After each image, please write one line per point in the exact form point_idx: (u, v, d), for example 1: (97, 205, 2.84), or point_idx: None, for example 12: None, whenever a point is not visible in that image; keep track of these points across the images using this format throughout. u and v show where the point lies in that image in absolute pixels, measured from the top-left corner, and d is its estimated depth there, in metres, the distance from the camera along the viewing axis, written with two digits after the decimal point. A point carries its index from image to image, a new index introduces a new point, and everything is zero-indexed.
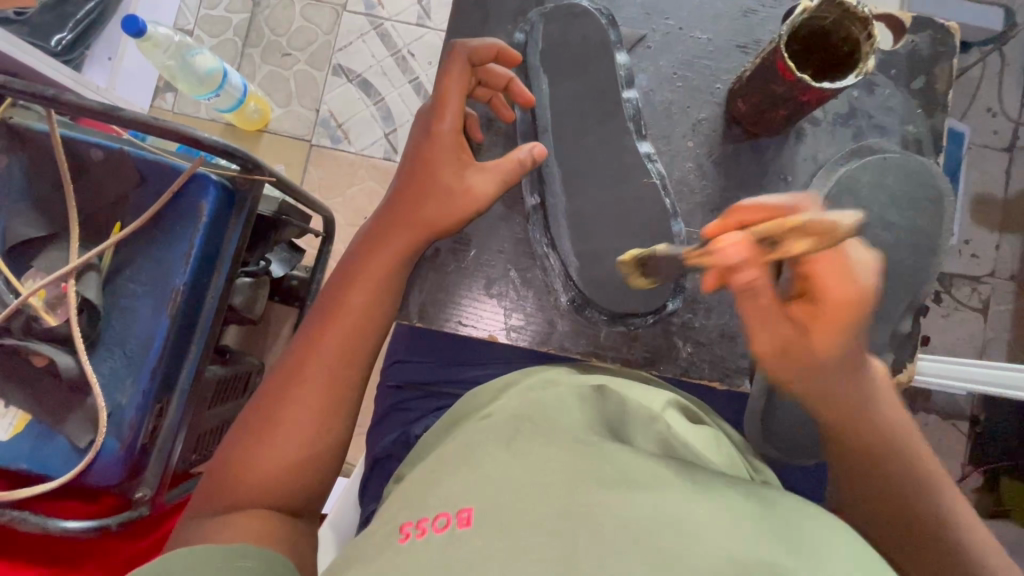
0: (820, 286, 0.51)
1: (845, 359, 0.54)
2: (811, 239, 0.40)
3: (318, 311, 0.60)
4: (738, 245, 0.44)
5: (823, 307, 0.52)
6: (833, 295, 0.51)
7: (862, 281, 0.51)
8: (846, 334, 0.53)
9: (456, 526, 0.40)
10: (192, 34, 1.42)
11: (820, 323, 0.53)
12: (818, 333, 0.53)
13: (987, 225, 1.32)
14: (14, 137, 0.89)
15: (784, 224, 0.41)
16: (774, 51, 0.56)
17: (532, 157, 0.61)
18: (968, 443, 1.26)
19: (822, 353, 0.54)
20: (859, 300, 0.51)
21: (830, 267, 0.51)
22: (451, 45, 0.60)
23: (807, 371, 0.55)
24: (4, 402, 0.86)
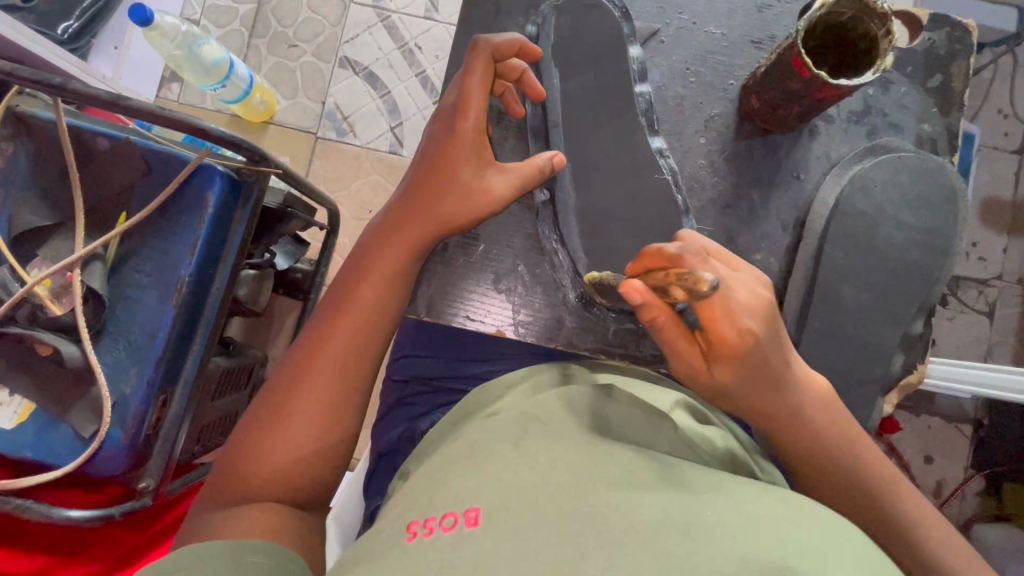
0: (716, 317, 0.49)
1: (750, 387, 0.53)
2: (685, 288, 0.45)
3: (331, 304, 0.59)
4: (640, 291, 0.49)
5: (715, 346, 0.51)
6: (721, 335, 0.50)
7: (746, 321, 0.50)
8: (739, 367, 0.52)
9: (464, 526, 0.40)
10: (198, 24, 1.42)
11: (716, 358, 0.52)
12: (717, 367, 0.52)
13: (995, 227, 1.31)
14: (20, 125, 0.88)
15: (667, 275, 0.46)
16: (790, 46, 0.55)
17: (552, 166, 0.60)
18: (970, 445, 1.25)
19: (748, 375, 0.53)
20: (748, 339, 0.50)
21: (717, 310, 0.49)
22: (476, 40, 0.59)
23: (719, 398, 0.55)
24: (9, 391, 0.86)
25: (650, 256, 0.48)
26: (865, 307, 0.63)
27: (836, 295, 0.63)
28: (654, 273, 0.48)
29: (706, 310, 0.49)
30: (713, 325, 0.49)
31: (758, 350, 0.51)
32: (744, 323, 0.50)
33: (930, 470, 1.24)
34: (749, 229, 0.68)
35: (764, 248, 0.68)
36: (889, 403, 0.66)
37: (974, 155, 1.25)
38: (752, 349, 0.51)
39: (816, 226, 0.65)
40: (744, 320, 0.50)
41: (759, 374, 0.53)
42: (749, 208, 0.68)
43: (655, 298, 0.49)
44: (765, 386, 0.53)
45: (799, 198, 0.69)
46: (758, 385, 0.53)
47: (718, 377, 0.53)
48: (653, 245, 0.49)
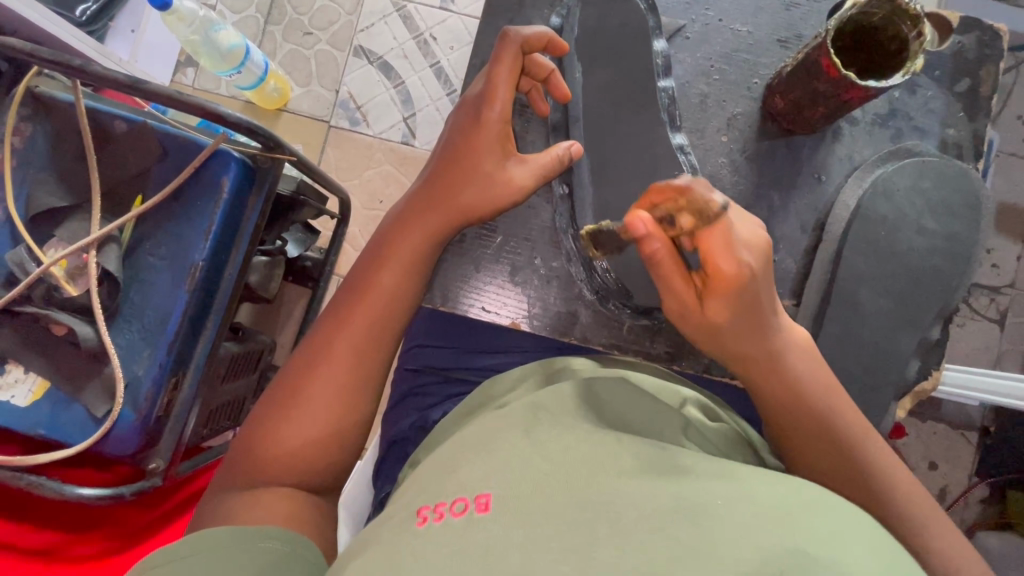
0: (714, 250, 0.48)
1: (741, 325, 0.52)
2: (694, 215, 0.46)
3: (349, 288, 0.59)
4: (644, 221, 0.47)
5: (711, 280, 0.50)
6: (719, 271, 0.49)
7: (744, 256, 0.49)
8: (732, 303, 0.51)
9: (475, 511, 0.40)
10: (214, 9, 1.41)
11: (709, 294, 0.51)
12: (710, 303, 0.51)
13: (1010, 235, 1.30)
14: (39, 105, 0.89)
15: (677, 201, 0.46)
16: (819, 46, 0.55)
17: (570, 155, 0.60)
18: (975, 453, 1.25)
19: (744, 318, 0.52)
20: (745, 272, 0.49)
21: (716, 241, 0.48)
22: (506, 30, 0.58)
23: (711, 338, 0.54)
24: (24, 368, 0.86)
25: (657, 190, 0.47)
26: (883, 311, 0.62)
27: (853, 298, 0.63)
28: (661, 205, 0.47)
29: (708, 240, 0.47)
30: (711, 260, 0.48)
31: (753, 285, 0.50)
32: (743, 258, 0.49)
33: (933, 476, 1.24)
34: (766, 229, 0.68)
35: (781, 249, 0.68)
36: (902, 408, 0.66)
37: (991, 163, 1.24)
38: (748, 283, 0.49)
39: (835, 227, 0.65)
40: (745, 256, 0.49)
41: (753, 314, 0.52)
42: (768, 208, 0.68)
43: (660, 231, 0.48)
44: (755, 324, 0.53)
45: (819, 200, 0.68)
46: (750, 325, 0.53)
47: (711, 313, 0.52)
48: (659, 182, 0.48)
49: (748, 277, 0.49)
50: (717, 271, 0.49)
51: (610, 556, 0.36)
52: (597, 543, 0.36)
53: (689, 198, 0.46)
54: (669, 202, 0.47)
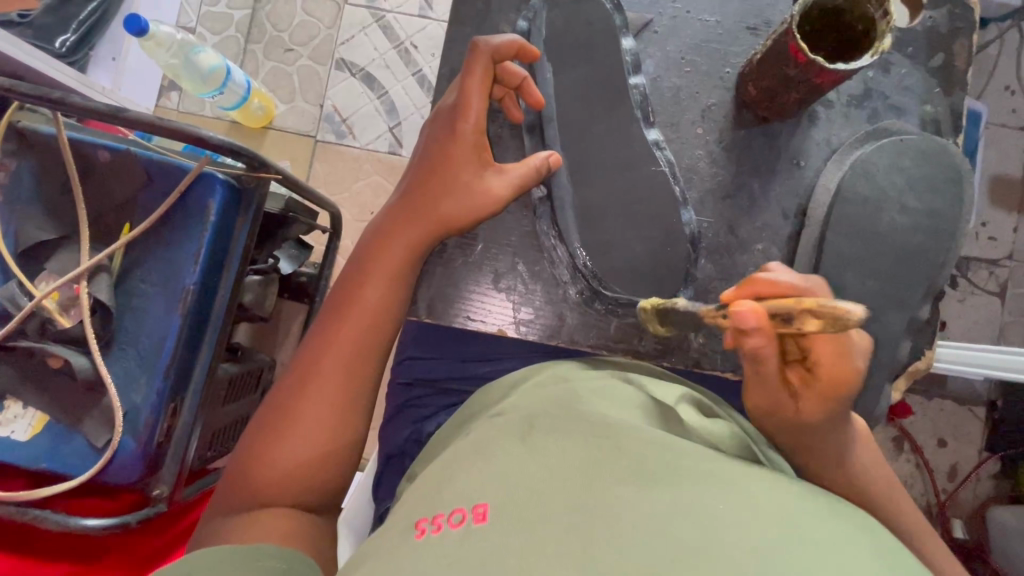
0: (827, 355, 0.47)
1: (834, 421, 0.51)
2: (822, 322, 0.38)
3: (333, 306, 0.59)
4: (754, 315, 0.42)
5: (818, 381, 0.48)
6: (832, 375, 0.47)
7: (860, 363, 0.47)
8: (833, 405, 0.49)
9: (472, 522, 0.39)
10: (194, 32, 1.42)
11: (809, 393, 0.49)
12: (807, 400, 0.50)
13: (1004, 205, 1.29)
14: (22, 141, 0.90)
15: (800, 304, 0.39)
16: (785, 32, 0.55)
17: (548, 163, 0.61)
18: (984, 427, 1.24)
19: (828, 411, 0.50)
20: (855, 380, 0.47)
21: (830, 349, 0.46)
22: (474, 41, 0.58)
23: (795, 430, 0.53)
24: (22, 403, 0.88)
25: (769, 283, 0.44)
26: (871, 294, 0.62)
27: (841, 283, 0.62)
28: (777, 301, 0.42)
29: (821, 348, 0.47)
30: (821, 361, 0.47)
31: (857, 390, 0.49)
32: (857, 364, 0.47)
33: (943, 453, 1.24)
34: (749, 219, 0.68)
35: (765, 238, 0.67)
36: (897, 390, 0.66)
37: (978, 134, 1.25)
38: (853, 389, 0.48)
39: (818, 213, 0.64)
40: (860, 362, 0.47)
41: (844, 410, 0.51)
42: (751, 198, 0.68)
43: (770, 327, 0.43)
44: (838, 416, 0.51)
45: (801, 185, 0.68)
46: (835, 421, 0.51)
47: (805, 409, 0.50)
48: (768, 272, 0.45)
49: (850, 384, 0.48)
50: (831, 376, 0.47)
51: (609, 559, 0.35)
52: (588, 548, 0.36)
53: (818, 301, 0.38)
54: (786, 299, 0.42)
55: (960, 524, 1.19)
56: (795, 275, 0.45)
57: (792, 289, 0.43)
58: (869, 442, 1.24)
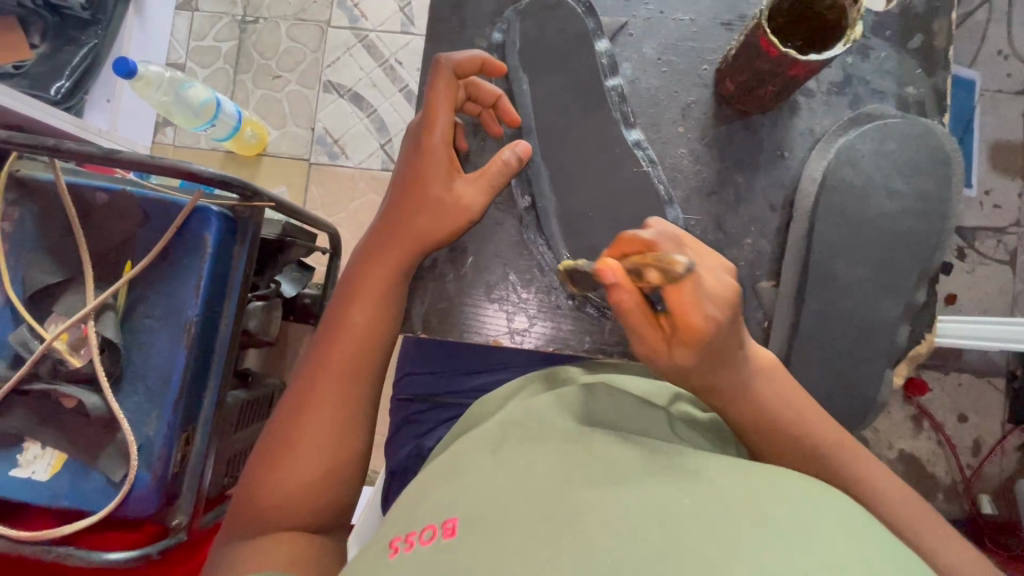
0: (682, 303, 0.45)
1: (708, 365, 0.49)
2: (659, 272, 0.44)
3: (325, 329, 0.61)
4: (615, 269, 0.46)
5: (679, 327, 0.46)
6: (687, 322, 0.46)
7: (712, 309, 0.46)
8: (699, 349, 0.47)
9: (441, 537, 0.39)
10: (185, 68, 1.45)
11: (677, 341, 0.48)
12: (677, 347, 0.48)
13: (1008, 172, 1.27)
14: (23, 188, 0.92)
15: (644, 258, 0.45)
16: (756, 26, 0.55)
17: (517, 158, 0.61)
18: (1005, 399, 1.22)
19: (704, 358, 0.48)
20: (712, 327, 0.46)
21: (687, 297, 0.45)
22: (437, 58, 0.60)
23: (679, 378, 0.50)
24: (40, 444, 0.89)
25: (626, 242, 0.47)
26: (860, 279, 0.62)
27: (830, 270, 0.62)
28: (631, 257, 0.47)
29: (676, 296, 0.45)
30: (675, 309, 0.45)
31: (720, 337, 0.47)
32: (712, 311, 0.46)
33: (965, 428, 1.22)
34: (735, 213, 0.68)
35: (753, 231, 0.67)
36: (899, 375, 0.66)
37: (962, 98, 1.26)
38: (716, 336, 0.47)
39: (804, 203, 0.64)
40: (712, 309, 0.46)
41: (719, 354, 0.49)
42: (734, 191, 0.68)
43: (630, 282, 0.46)
44: (722, 364, 0.50)
45: (786, 176, 0.68)
46: (717, 366, 0.49)
47: (679, 358, 0.49)
48: (630, 231, 0.48)
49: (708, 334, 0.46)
50: (692, 318, 0.45)
51: (577, 560, 0.35)
52: (570, 552, 0.35)
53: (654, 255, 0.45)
54: (636, 254, 0.46)
55: (987, 498, 1.18)
56: (659, 231, 0.48)
57: (646, 245, 0.47)
58: (889, 421, 1.22)
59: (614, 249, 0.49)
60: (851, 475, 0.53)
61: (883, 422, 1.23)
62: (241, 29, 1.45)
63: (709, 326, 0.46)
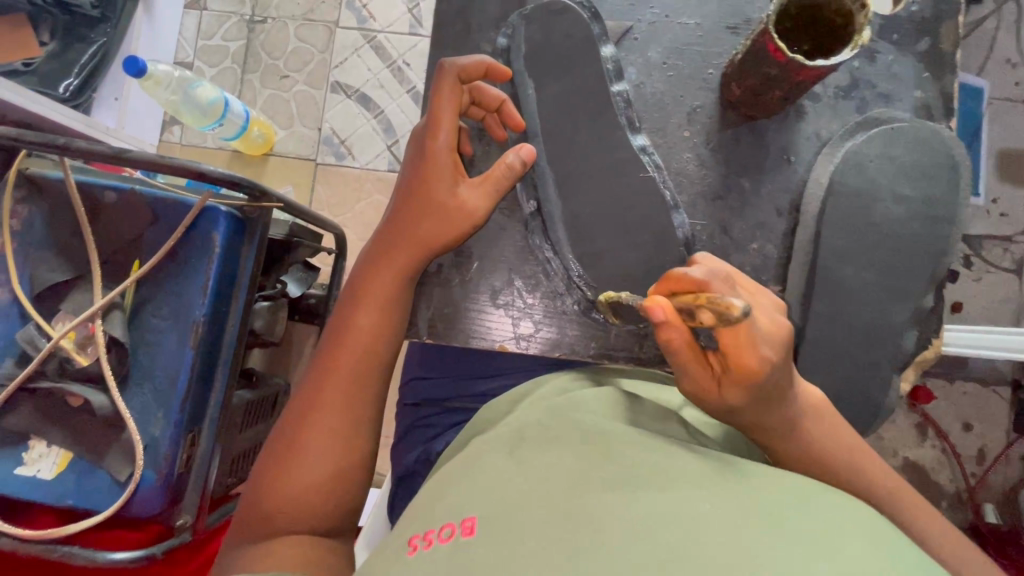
0: (735, 343, 0.45)
1: (757, 403, 0.48)
2: (714, 315, 0.41)
3: (330, 333, 0.61)
4: (664, 308, 0.45)
5: (732, 368, 0.46)
6: (741, 363, 0.45)
7: (766, 350, 0.46)
8: (753, 389, 0.47)
9: (460, 535, 0.39)
10: (193, 67, 1.45)
11: (728, 380, 0.47)
12: (727, 387, 0.47)
13: (1016, 180, 1.26)
14: (32, 186, 0.93)
15: (698, 299, 0.42)
16: (763, 32, 0.55)
17: (521, 161, 0.61)
18: (1010, 408, 1.21)
19: (755, 397, 0.48)
20: (767, 368, 0.46)
21: (742, 338, 0.45)
22: (441, 63, 0.60)
23: (723, 416, 0.50)
24: (46, 442, 0.90)
25: (675, 280, 0.45)
26: (868, 286, 0.62)
27: (838, 276, 0.62)
28: (681, 296, 0.45)
29: (731, 338, 0.45)
30: (729, 350, 0.45)
31: (773, 378, 0.47)
32: (765, 351, 0.46)
33: (970, 437, 1.21)
34: (743, 218, 0.68)
35: (760, 236, 0.67)
36: (905, 380, 0.66)
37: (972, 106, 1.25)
38: (768, 376, 0.47)
39: (811, 208, 0.64)
40: (766, 350, 0.46)
41: (769, 393, 0.48)
42: (742, 196, 0.68)
43: (679, 320, 0.46)
44: (770, 401, 0.49)
45: (792, 180, 0.68)
46: (766, 405, 0.49)
47: (728, 398, 0.48)
48: (677, 268, 0.46)
49: (762, 375, 0.46)
50: (745, 360, 0.45)
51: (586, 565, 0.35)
52: (579, 557, 0.35)
53: (709, 296, 0.42)
54: (687, 295, 0.44)
55: (992, 508, 1.17)
56: (708, 269, 0.46)
57: (697, 284, 0.45)
58: (893, 429, 1.22)
59: (661, 285, 0.48)
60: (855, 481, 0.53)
61: (887, 429, 1.22)
62: (248, 29, 1.45)
63: (763, 367, 0.46)
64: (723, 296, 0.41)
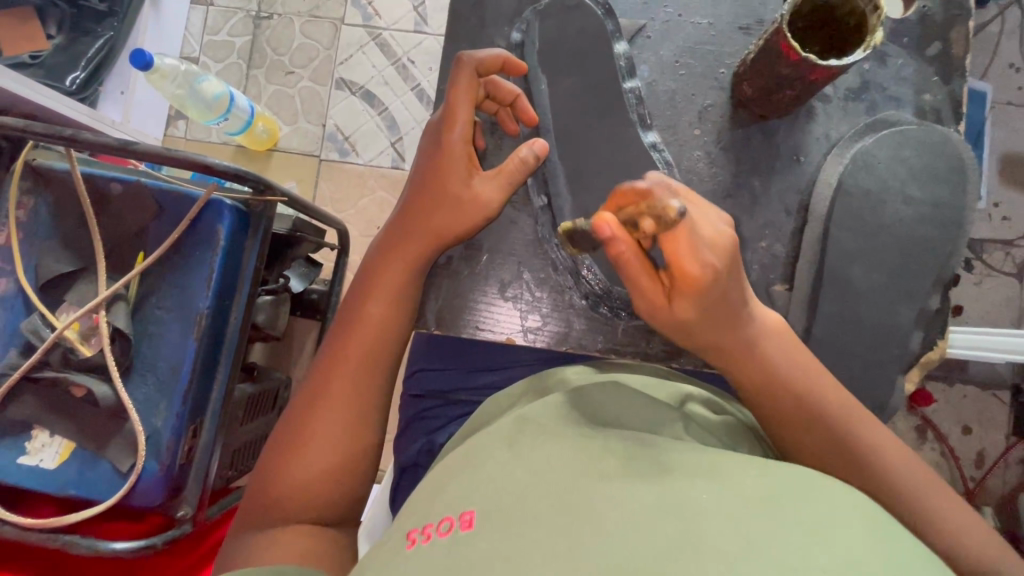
0: (680, 255, 0.46)
1: (707, 317, 0.50)
2: (654, 220, 0.44)
3: (341, 323, 0.61)
4: (611, 224, 0.46)
5: (678, 280, 0.47)
6: (684, 273, 0.46)
7: (710, 257, 0.46)
8: (700, 300, 0.49)
9: (459, 529, 0.39)
10: (199, 61, 1.45)
11: (678, 294, 0.49)
12: (677, 299, 0.49)
13: (1018, 185, 1.27)
14: (38, 177, 0.93)
15: (640, 208, 0.45)
16: (776, 31, 0.55)
17: (534, 155, 0.60)
18: (1010, 412, 1.22)
19: (706, 311, 0.50)
20: (711, 275, 0.47)
21: (682, 247, 0.46)
22: (460, 56, 0.60)
23: (679, 331, 0.52)
24: (48, 433, 0.90)
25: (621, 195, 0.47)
26: (876, 285, 0.62)
27: (845, 275, 0.62)
28: (625, 209, 0.47)
29: (672, 247, 0.46)
30: (674, 261, 0.46)
31: (718, 287, 0.48)
32: (708, 259, 0.46)
33: (969, 440, 1.22)
34: (751, 216, 0.68)
35: (768, 235, 0.68)
36: (911, 381, 0.66)
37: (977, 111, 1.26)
38: (714, 285, 0.48)
39: (820, 208, 0.64)
40: (709, 256, 0.46)
41: (719, 307, 0.50)
42: (750, 195, 0.68)
43: (626, 234, 0.47)
44: (724, 317, 0.51)
45: (801, 180, 0.68)
46: (717, 316, 0.51)
47: (679, 310, 0.50)
48: (623, 182, 0.47)
49: (708, 287, 0.47)
50: (689, 270, 0.46)
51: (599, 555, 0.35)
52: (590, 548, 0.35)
53: (649, 202, 0.45)
54: (631, 207, 0.46)
55: (990, 511, 1.18)
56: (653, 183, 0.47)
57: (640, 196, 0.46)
58: (892, 431, 1.22)
59: (609, 202, 0.49)
60: (882, 474, 0.51)
61: None
62: (255, 24, 1.46)
63: (708, 278, 0.47)
64: (663, 202, 0.45)
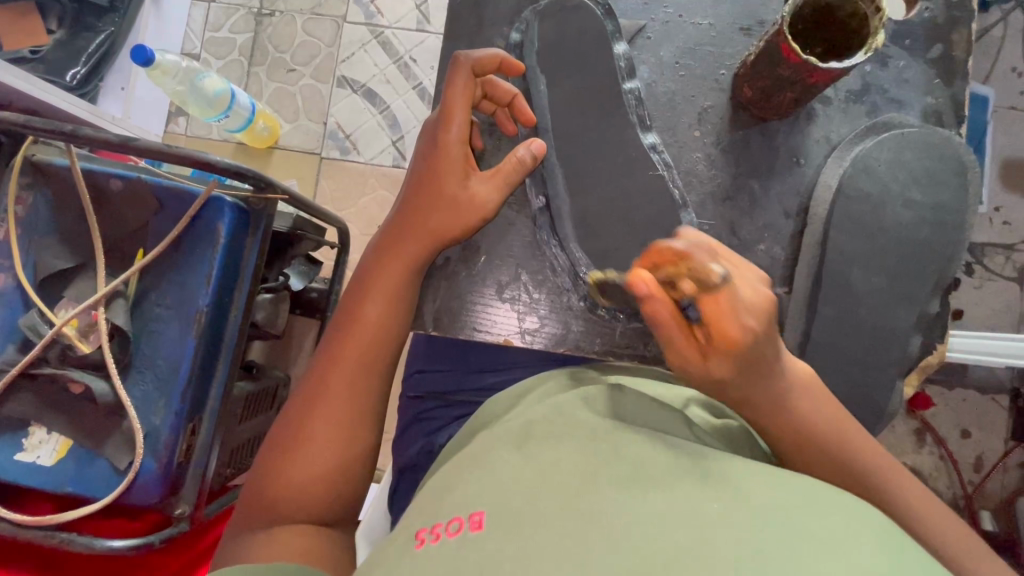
0: (717, 314, 0.45)
1: (746, 376, 0.49)
2: (693, 282, 0.45)
3: (337, 323, 0.61)
4: (647, 281, 0.47)
5: (715, 339, 0.46)
6: (723, 332, 0.46)
7: (749, 320, 0.46)
8: (738, 359, 0.47)
9: (469, 530, 0.39)
10: (200, 58, 1.45)
11: (714, 352, 0.47)
12: (714, 357, 0.48)
13: (1019, 189, 1.26)
14: (38, 172, 0.92)
15: (680, 267, 0.46)
16: (777, 33, 0.55)
17: (531, 155, 0.62)
18: (1010, 417, 1.21)
19: (742, 366, 0.48)
20: (750, 336, 0.46)
21: (722, 306, 0.45)
22: (455, 55, 0.60)
23: (713, 391, 0.50)
24: (46, 429, 0.90)
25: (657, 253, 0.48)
26: (875, 288, 0.62)
27: (845, 278, 0.62)
28: (663, 268, 0.48)
29: (712, 307, 0.45)
30: (711, 320, 0.46)
31: (757, 346, 0.47)
32: (747, 321, 0.46)
33: (968, 444, 1.22)
34: (751, 218, 0.68)
35: (768, 238, 0.68)
36: (910, 384, 0.66)
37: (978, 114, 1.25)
38: (752, 346, 0.47)
39: (819, 210, 0.64)
40: (748, 318, 0.46)
41: (755, 366, 0.49)
42: (750, 197, 0.68)
43: (661, 292, 0.48)
44: (758, 374, 0.50)
45: (802, 182, 0.68)
46: (755, 376, 0.49)
47: (714, 369, 0.48)
48: (660, 241, 0.49)
49: (745, 345, 0.47)
50: (726, 328, 0.46)
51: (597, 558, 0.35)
52: (588, 552, 0.35)
53: (688, 263, 0.46)
54: (669, 265, 0.47)
55: (988, 515, 1.18)
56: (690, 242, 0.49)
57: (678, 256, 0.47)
58: (891, 435, 1.22)
59: (642, 259, 0.50)
60: (866, 479, 0.53)
61: (887, 434, 1.23)
62: (257, 22, 1.45)
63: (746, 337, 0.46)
64: (702, 264, 0.46)
